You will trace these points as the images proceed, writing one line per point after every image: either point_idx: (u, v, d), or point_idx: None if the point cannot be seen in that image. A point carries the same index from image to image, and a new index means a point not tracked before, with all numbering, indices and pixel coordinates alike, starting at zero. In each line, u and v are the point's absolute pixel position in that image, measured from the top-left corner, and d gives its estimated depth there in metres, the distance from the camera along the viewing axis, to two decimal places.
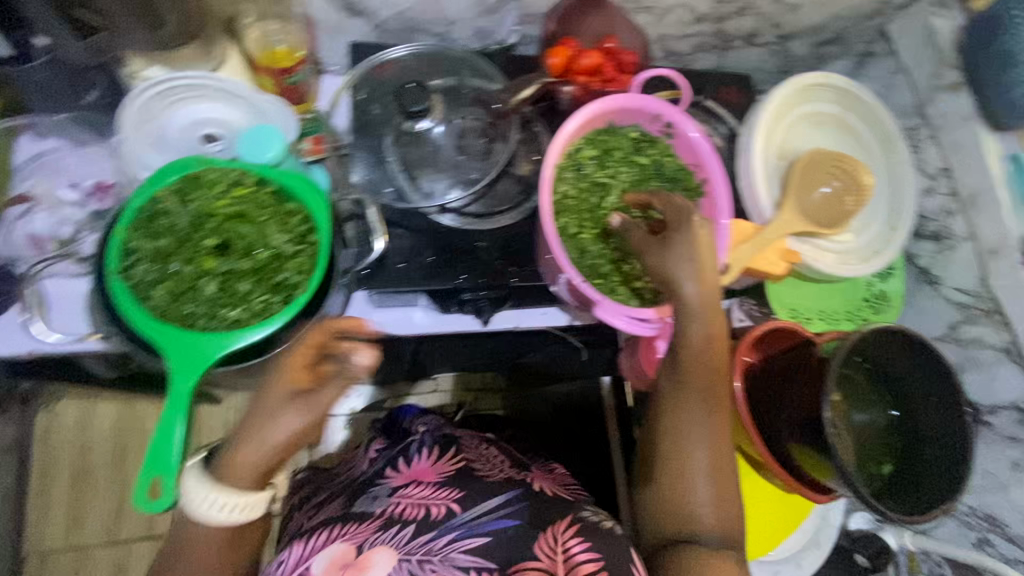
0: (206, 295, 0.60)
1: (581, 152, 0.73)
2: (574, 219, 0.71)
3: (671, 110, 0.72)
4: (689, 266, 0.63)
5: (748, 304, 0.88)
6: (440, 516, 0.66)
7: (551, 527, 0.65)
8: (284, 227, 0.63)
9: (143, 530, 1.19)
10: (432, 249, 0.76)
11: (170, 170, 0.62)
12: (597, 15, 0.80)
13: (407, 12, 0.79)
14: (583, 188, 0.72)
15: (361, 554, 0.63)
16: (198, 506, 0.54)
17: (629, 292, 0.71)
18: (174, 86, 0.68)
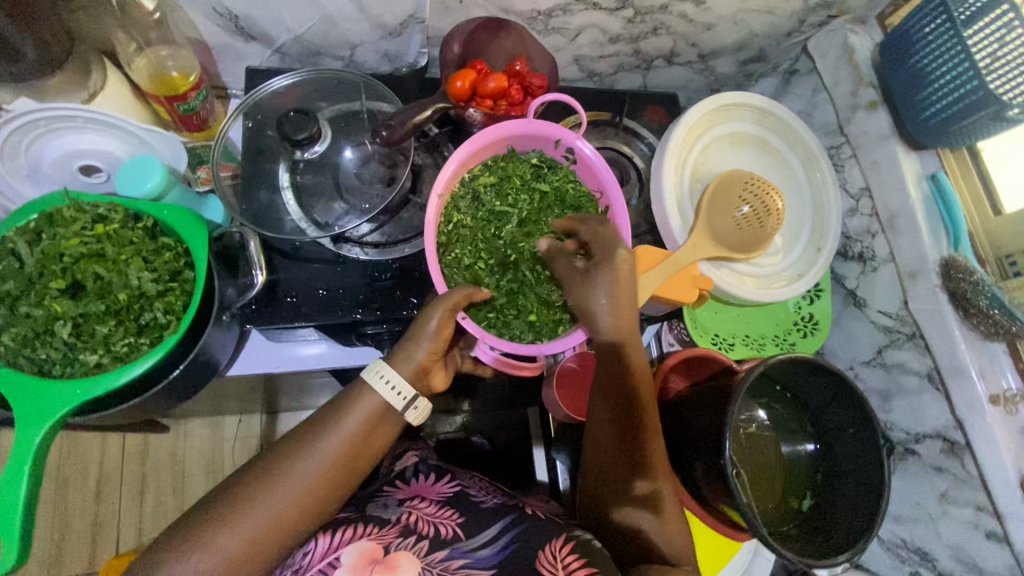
0: (59, 340, 0.56)
1: (478, 179, 0.71)
2: (469, 249, 0.69)
3: (568, 135, 0.69)
4: (608, 294, 0.62)
5: (678, 328, 0.87)
6: (448, 536, 0.67)
7: (549, 544, 0.64)
8: (149, 264, 0.60)
9: (85, 563, 1.18)
10: (326, 283, 0.73)
11: (34, 208, 0.60)
12: (502, 35, 0.77)
13: (305, 37, 0.77)
14: (480, 216, 0.70)
15: (391, 552, 0.64)
16: (371, 387, 0.60)
17: (524, 326, 0.69)
18: (44, 118, 0.64)
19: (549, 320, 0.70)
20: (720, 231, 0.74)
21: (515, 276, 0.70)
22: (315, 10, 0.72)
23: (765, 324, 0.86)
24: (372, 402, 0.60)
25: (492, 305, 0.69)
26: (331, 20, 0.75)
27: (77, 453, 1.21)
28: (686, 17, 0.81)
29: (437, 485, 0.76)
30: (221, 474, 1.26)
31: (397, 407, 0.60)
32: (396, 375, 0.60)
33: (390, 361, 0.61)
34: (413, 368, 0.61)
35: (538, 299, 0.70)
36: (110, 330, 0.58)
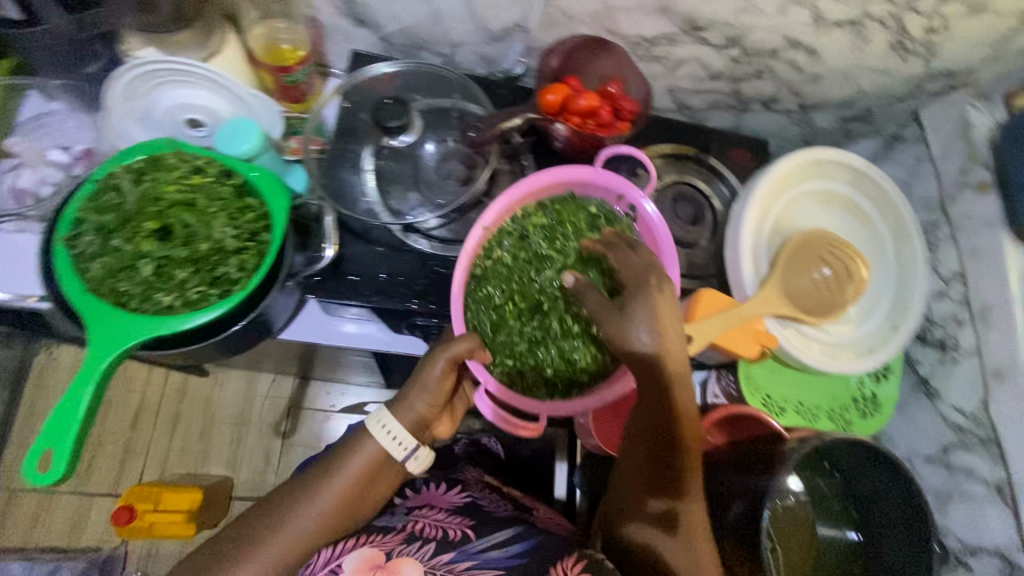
0: (141, 276, 0.60)
1: (531, 218, 0.72)
2: (503, 287, 0.70)
3: (632, 191, 0.70)
4: (648, 330, 0.59)
5: (727, 379, 0.84)
6: (456, 539, 0.68)
7: (560, 562, 0.62)
8: (233, 221, 0.63)
9: None
10: (385, 268, 0.74)
11: (141, 150, 0.62)
12: (601, 57, 0.77)
13: (411, 29, 0.79)
14: (519, 257, 0.71)
15: (393, 558, 0.64)
16: (374, 435, 0.63)
17: (538, 378, 0.69)
18: (165, 69, 0.69)
19: (564, 380, 0.69)
20: (795, 289, 0.71)
21: (543, 325, 0.70)
22: (426, 6, 0.74)
23: (822, 395, 0.81)
24: (371, 451, 0.62)
25: (512, 348, 0.69)
26: (439, 17, 0.77)
27: None
28: (795, 65, 0.79)
29: (448, 495, 0.77)
30: (247, 426, 1.35)
31: (398, 457, 0.62)
32: (397, 424, 0.63)
33: (392, 410, 0.63)
34: (413, 419, 0.63)
35: (559, 354, 0.70)
36: (185, 275, 0.61)
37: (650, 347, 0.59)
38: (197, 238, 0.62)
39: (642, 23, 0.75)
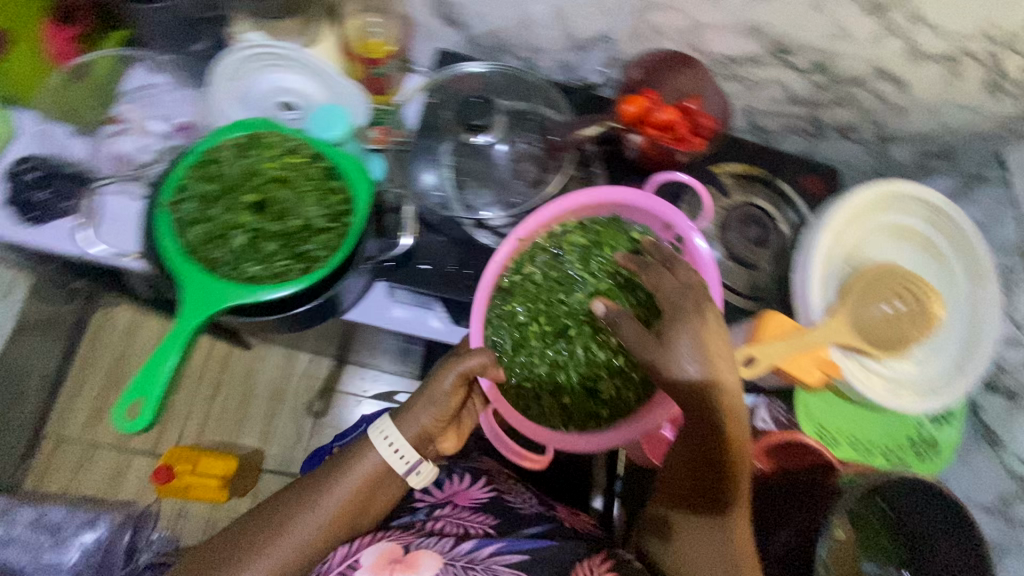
0: (236, 245, 0.63)
1: (567, 236, 0.72)
2: (532, 306, 0.71)
3: (680, 223, 0.67)
4: (693, 359, 0.56)
5: (775, 407, 0.83)
6: (478, 532, 0.72)
7: (585, 560, 0.67)
8: (322, 201, 0.66)
9: (149, 445, 1.31)
10: (452, 261, 0.76)
11: (238, 127, 0.65)
12: (682, 73, 0.77)
13: (497, 32, 0.81)
14: (548, 277, 0.72)
15: (410, 552, 0.67)
16: (377, 445, 0.67)
17: (556, 405, 0.70)
18: (269, 53, 0.72)
19: (581, 408, 0.70)
20: (862, 320, 0.70)
21: (566, 350, 0.71)
22: (516, 11, 0.76)
23: (878, 432, 0.80)
24: (374, 461, 0.66)
25: (533, 368, 0.71)
26: (528, 23, 0.78)
27: None
28: (880, 96, 0.78)
29: (472, 489, 0.81)
30: (282, 402, 1.35)
31: (400, 469, 0.67)
32: (399, 436, 0.67)
33: (395, 421, 0.67)
34: (416, 432, 0.67)
35: (579, 379, 0.71)
36: (274, 248, 0.64)
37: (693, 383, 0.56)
38: (289, 215, 0.65)
39: (729, 42, 0.75)
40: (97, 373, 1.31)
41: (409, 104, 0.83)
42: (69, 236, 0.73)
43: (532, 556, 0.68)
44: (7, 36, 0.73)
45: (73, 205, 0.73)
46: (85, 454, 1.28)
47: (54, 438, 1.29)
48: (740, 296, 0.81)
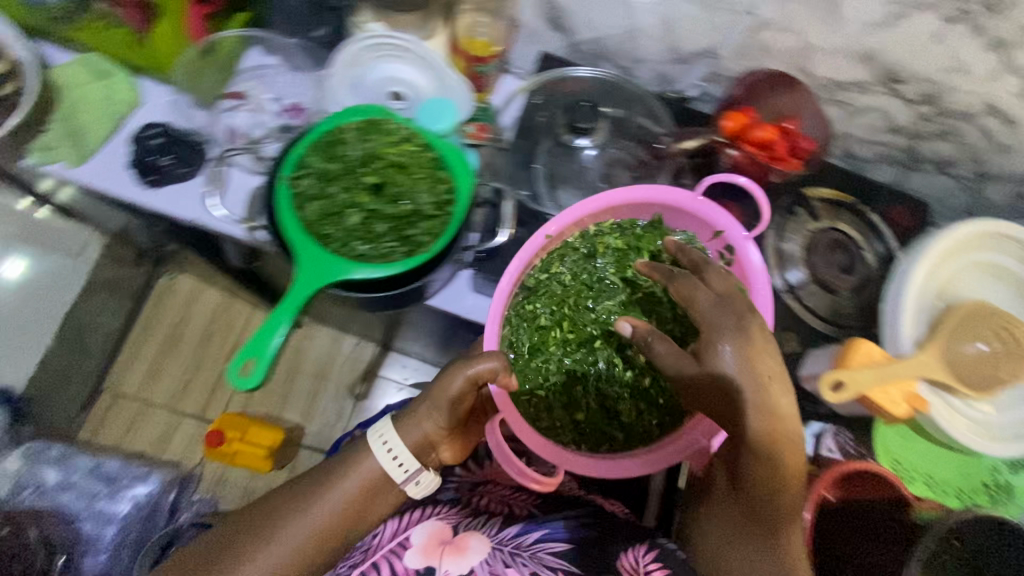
0: (348, 224, 0.66)
1: (602, 237, 0.72)
2: (557, 310, 0.70)
3: (733, 229, 0.66)
4: (746, 379, 0.54)
5: (843, 436, 0.82)
6: (522, 514, 0.75)
7: (630, 547, 0.68)
8: (431, 190, 0.68)
9: (197, 409, 1.32)
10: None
11: (356, 112, 0.69)
12: (785, 93, 0.77)
13: (602, 40, 0.82)
14: (577, 280, 0.72)
15: (458, 534, 0.71)
16: (377, 448, 0.64)
17: (568, 421, 0.69)
18: (390, 43, 0.75)
19: (596, 423, 0.69)
20: (954, 358, 0.69)
21: (587, 359, 0.70)
22: (626, 21, 0.77)
23: (952, 472, 0.79)
24: (372, 467, 0.64)
25: (549, 376, 0.70)
26: (635, 34, 0.79)
27: (227, 313, 1.36)
28: (987, 132, 0.77)
29: (513, 469, 0.82)
30: (325, 380, 1.36)
31: (399, 476, 0.64)
32: (397, 441, 0.64)
33: (395, 426, 0.65)
34: (417, 437, 0.64)
35: (598, 392, 0.70)
36: (382, 231, 0.66)
37: (750, 408, 0.54)
38: (398, 200, 0.67)
39: (838, 67, 0.75)
40: (157, 334, 1.33)
41: (507, 106, 0.84)
42: (197, 198, 0.77)
43: (577, 544, 0.69)
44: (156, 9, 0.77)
45: (204, 168, 0.77)
46: (137, 414, 1.30)
47: (109, 397, 1.31)
48: (821, 320, 0.81)
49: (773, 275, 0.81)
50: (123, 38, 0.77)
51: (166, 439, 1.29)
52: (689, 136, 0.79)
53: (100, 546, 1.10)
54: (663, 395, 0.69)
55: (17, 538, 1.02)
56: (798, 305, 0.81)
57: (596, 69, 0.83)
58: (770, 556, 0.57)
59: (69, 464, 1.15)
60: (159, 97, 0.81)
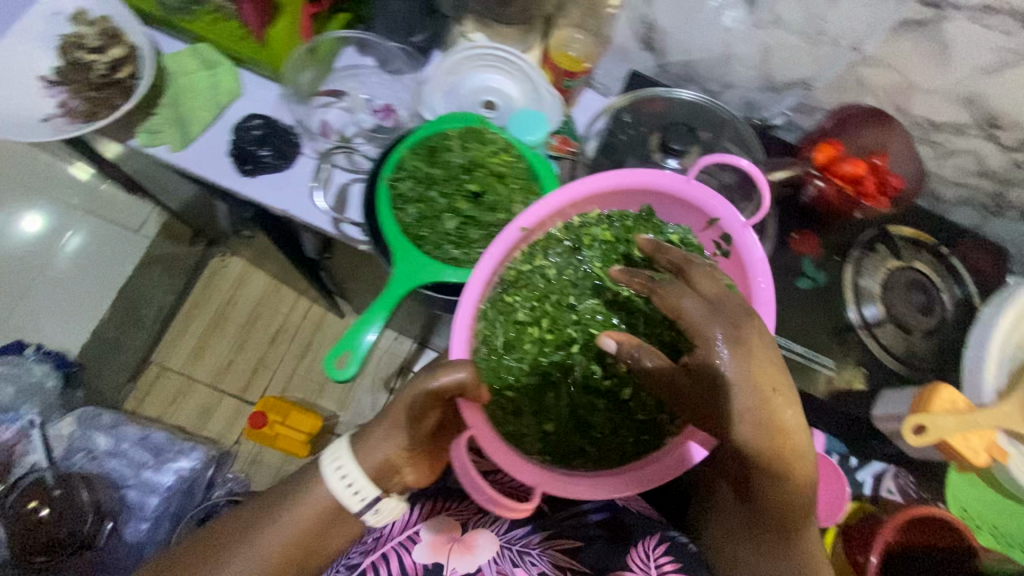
0: (444, 228, 0.68)
1: (589, 228, 0.66)
2: (532, 310, 0.65)
3: (730, 216, 0.61)
4: (748, 396, 0.48)
5: (904, 479, 0.81)
6: (531, 512, 0.77)
7: (641, 542, 0.72)
8: (525, 201, 0.69)
9: (235, 388, 1.49)
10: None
11: (453, 119, 0.70)
12: (876, 130, 0.77)
13: (694, 63, 0.82)
14: (557, 277, 0.66)
15: (467, 531, 0.75)
16: (332, 475, 0.63)
17: (536, 430, 0.64)
18: (489, 55, 0.77)
19: (567, 429, 0.64)
20: None
21: (562, 362, 0.65)
22: (723, 46, 0.78)
23: (1019, 525, 0.79)
24: (326, 496, 0.64)
25: (521, 379, 0.64)
26: (729, 59, 0.80)
27: (273, 300, 1.53)
28: None
29: None
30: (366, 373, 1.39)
31: (354, 505, 0.63)
32: (353, 472, 0.63)
33: (353, 455, 0.63)
34: (372, 466, 0.62)
35: (572, 396, 0.65)
36: (474, 238, 0.68)
37: (752, 424, 0.48)
38: (493, 209, 0.69)
39: (937, 108, 0.75)
40: (205, 315, 1.51)
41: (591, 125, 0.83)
42: (306, 194, 0.79)
43: (586, 545, 0.73)
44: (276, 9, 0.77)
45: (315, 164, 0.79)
46: (180, 388, 1.48)
47: (155, 368, 1.49)
48: (895, 360, 0.79)
49: (848, 309, 0.80)
50: (232, 30, 0.80)
51: (207, 411, 1.46)
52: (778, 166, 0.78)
53: (142, 514, 1.21)
54: (643, 411, 0.65)
55: (69, 501, 1.14)
56: (872, 341, 0.80)
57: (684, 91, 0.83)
58: (784, 555, 0.56)
59: (119, 432, 1.27)
60: (256, 87, 0.83)
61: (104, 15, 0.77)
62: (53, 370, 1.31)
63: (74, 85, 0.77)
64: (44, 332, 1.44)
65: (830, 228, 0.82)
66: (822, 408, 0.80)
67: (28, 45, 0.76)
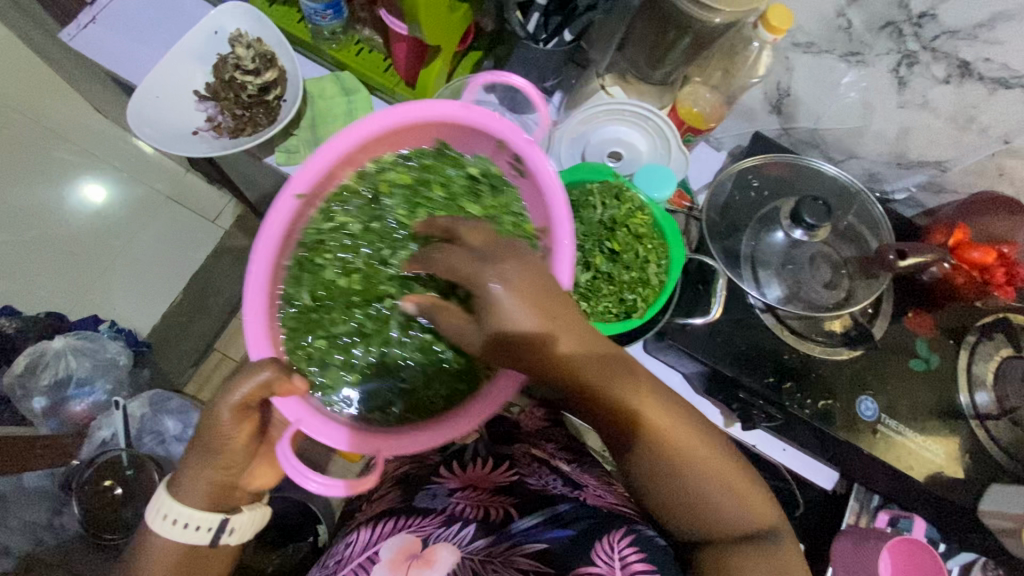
0: (575, 280, 0.68)
1: (385, 174, 0.68)
2: (350, 258, 0.66)
3: (513, 136, 0.63)
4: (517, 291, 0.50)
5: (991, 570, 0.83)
6: (499, 520, 0.72)
7: (606, 536, 0.64)
8: (655, 262, 0.68)
9: None
10: (722, 334, 0.76)
11: (584, 171, 0.71)
12: (1012, 217, 0.75)
13: (821, 132, 0.82)
14: (366, 227, 0.67)
15: (427, 548, 0.70)
16: (161, 524, 0.59)
17: (343, 382, 0.64)
18: (624, 110, 0.78)
19: (382, 385, 0.65)
20: None
21: (376, 325, 0.65)
22: (858, 120, 0.78)
23: None
24: (172, 543, 0.60)
25: (337, 352, 0.65)
26: (862, 132, 0.79)
27: None
28: None
29: (494, 473, 0.81)
30: None
31: (204, 537, 0.60)
32: (178, 511, 0.59)
33: (171, 498, 0.60)
34: (203, 493, 0.60)
35: (382, 360, 0.65)
36: (603, 293, 0.67)
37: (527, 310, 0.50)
38: (626, 266, 0.68)
39: None
40: None
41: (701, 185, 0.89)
42: None
43: (552, 545, 0.66)
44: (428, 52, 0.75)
45: None
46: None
47: (218, 355, 1.52)
48: (1002, 451, 0.76)
49: (960, 393, 0.77)
50: (374, 61, 0.82)
51: None
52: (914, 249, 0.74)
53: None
54: (457, 360, 0.65)
55: (138, 481, 1.21)
56: (983, 433, 0.76)
57: (812, 160, 0.83)
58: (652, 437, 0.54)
59: (185, 417, 1.30)
60: None
61: (258, 38, 0.80)
62: (125, 347, 1.39)
63: (223, 102, 0.80)
64: (117, 310, 1.50)
65: (949, 309, 0.80)
66: (923, 493, 0.77)
67: (189, 62, 0.80)
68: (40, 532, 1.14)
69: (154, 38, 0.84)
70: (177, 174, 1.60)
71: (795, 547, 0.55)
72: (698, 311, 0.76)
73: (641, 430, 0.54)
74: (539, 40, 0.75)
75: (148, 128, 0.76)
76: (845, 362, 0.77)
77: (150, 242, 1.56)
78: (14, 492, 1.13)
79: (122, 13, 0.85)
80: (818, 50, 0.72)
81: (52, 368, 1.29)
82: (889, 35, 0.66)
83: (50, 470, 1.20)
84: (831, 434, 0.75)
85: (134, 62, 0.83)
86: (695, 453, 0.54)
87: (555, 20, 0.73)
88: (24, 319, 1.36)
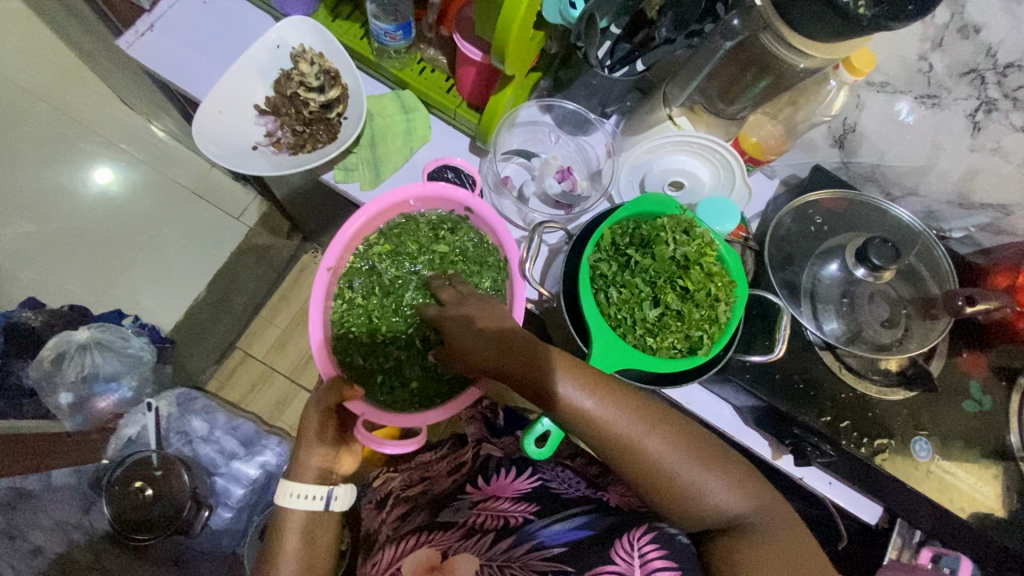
0: (642, 315, 0.67)
1: (372, 249, 0.75)
2: (372, 316, 0.74)
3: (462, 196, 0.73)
4: (469, 329, 0.65)
5: None
6: (518, 524, 0.67)
7: (626, 534, 0.60)
8: (725, 299, 0.67)
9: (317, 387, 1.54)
10: (780, 370, 0.76)
11: (649, 203, 0.70)
12: None
13: (886, 167, 0.82)
14: (374, 292, 0.75)
15: (448, 558, 0.64)
16: (286, 500, 0.65)
17: (402, 384, 0.73)
18: (693, 142, 0.77)
19: (431, 388, 0.73)
20: None
21: (413, 344, 0.74)
22: (925, 159, 0.78)
23: None
24: (296, 520, 0.65)
25: (390, 364, 0.73)
26: (928, 171, 0.79)
27: None
28: None
29: (517, 482, 0.77)
30: None
31: (321, 506, 0.66)
32: (303, 485, 0.66)
33: (291, 478, 0.67)
34: (314, 471, 0.67)
35: (426, 367, 0.73)
36: (671, 329, 0.67)
37: (478, 337, 0.64)
38: (697, 304, 0.67)
39: None
40: (288, 312, 1.52)
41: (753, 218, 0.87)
42: None
43: (571, 547, 0.61)
44: (499, 81, 0.75)
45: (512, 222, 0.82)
46: (260, 376, 1.46)
47: (240, 353, 1.49)
48: None
49: (1010, 432, 0.76)
50: (436, 81, 0.82)
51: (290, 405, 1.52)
52: (983, 295, 0.75)
53: (227, 503, 1.23)
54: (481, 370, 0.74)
55: (167, 482, 1.18)
56: None
57: (882, 201, 0.83)
58: (636, 442, 0.59)
59: (211, 417, 1.28)
60: (445, 137, 0.84)
61: (321, 53, 0.80)
62: (149, 343, 1.30)
63: (284, 117, 0.80)
64: (141, 304, 1.38)
65: (1007, 351, 0.79)
66: (973, 533, 0.76)
67: (249, 74, 0.79)
68: (71, 531, 1.05)
69: (213, 48, 0.83)
70: (201, 166, 1.49)
71: (792, 516, 0.58)
72: (757, 346, 0.76)
73: (605, 430, 0.59)
74: (611, 69, 0.70)
75: (214, 146, 0.76)
76: (905, 402, 0.77)
77: (173, 236, 1.45)
78: (45, 489, 1.03)
79: (183, 22, 0.84)
80: (894, 90, 0.74)
81: (77, 363, 1.19)
82: (970, 81, 0.68)
83: (77, 469, 1.12)
84: (888, 472, 0.74)
85: (191, 71, 0.82)
86: (677, 447, 0.59)
87: (631, 51, 0.69)
88: (46, 312, 1.23)
